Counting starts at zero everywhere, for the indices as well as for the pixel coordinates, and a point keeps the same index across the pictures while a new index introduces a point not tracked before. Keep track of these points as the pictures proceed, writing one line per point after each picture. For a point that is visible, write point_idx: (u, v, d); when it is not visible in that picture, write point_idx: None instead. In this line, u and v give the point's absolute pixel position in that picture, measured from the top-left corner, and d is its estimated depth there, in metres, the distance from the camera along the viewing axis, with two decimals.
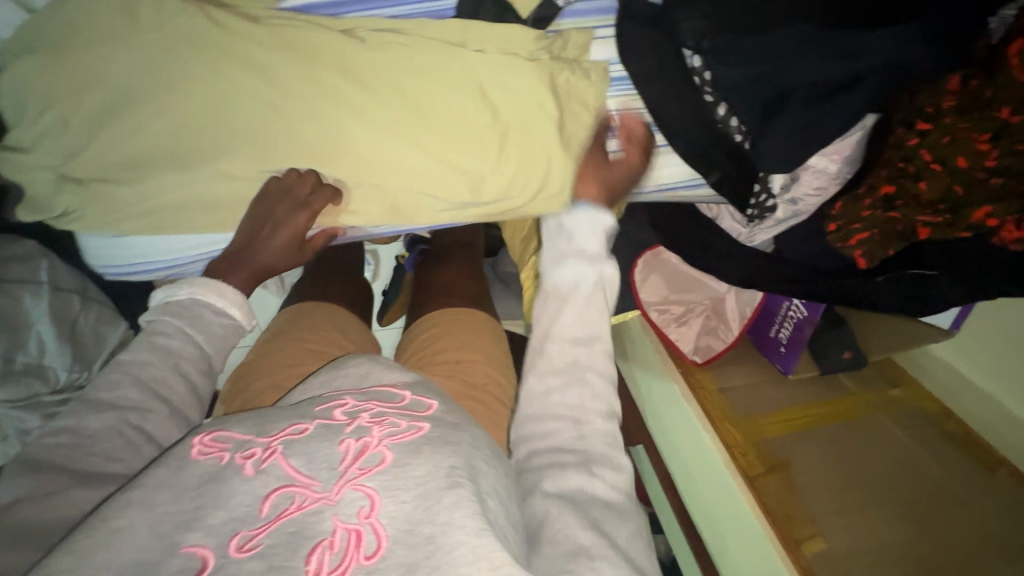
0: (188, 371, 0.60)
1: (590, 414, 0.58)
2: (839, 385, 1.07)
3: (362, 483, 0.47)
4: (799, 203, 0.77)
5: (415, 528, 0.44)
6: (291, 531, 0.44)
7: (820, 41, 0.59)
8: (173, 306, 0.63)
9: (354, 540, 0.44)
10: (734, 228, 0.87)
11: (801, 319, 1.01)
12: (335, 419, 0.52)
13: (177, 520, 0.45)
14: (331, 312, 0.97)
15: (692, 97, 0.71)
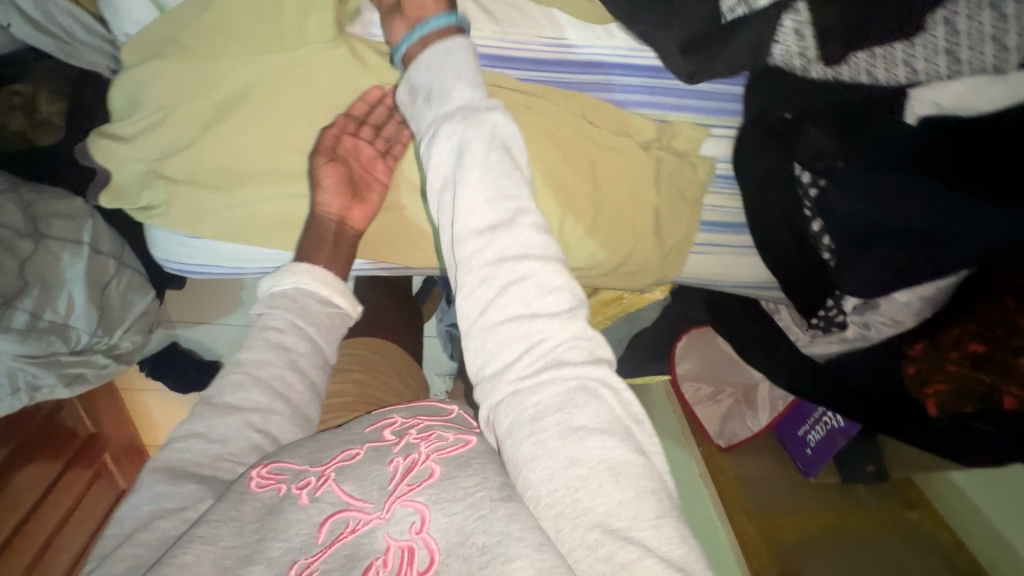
0: (305, 369, 0.63)
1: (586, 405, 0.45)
2: (856, 497, 1.07)
3: (412, 498, 0.44)
4: (870, 328, 0.75)
5: (466, 541, 0.40)
6: (346, 555, 0.43)
7: (944, 193, 0.57)
8: (282, 298, 0.64)
9: (405, 557, 0.41)
10: (792, 330, 0.87)
11: (835, 428, 1.00)
12: (384, 441, 0.51)
13: (238, 554, 0.45)
14: (394, 349, 1.04)
15: (790, 210, 0.70)
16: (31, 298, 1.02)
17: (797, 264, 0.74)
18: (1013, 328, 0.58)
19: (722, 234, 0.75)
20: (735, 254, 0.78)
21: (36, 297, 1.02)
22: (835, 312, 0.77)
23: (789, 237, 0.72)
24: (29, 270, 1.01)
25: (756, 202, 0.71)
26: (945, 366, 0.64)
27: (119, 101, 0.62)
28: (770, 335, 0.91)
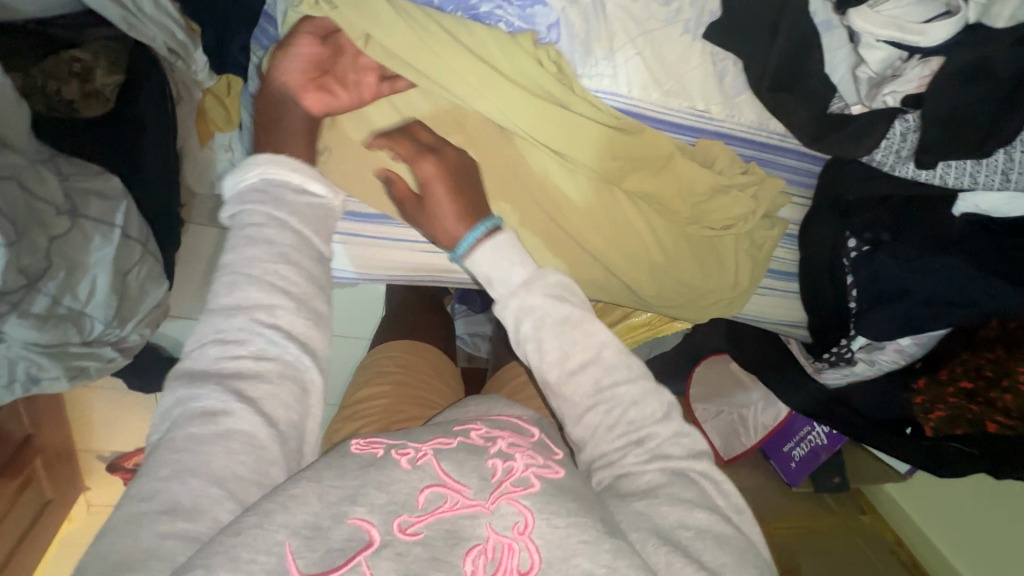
0: (297, 262, 0.61)
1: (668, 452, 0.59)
2: (825, 504, 1.28)
3: (515, 499, 0.53)
4: (875, 363, 0.94)
5: (568, 560, 0.50)
6: (448, 529, 0.50)
7: (970, 281, 0.75)
8: (248, 191, 0.63)
9: (506, 550, 0.50)
10: (802, 358, 1.05)
11: (818, 445, 1.20)
12: (476, 441, 0.59)
13: (343, 497, 0.50)
14: (423, 347, 0.99)
15: (834, 265, 0.87)
16: (55, 281, 0.92)
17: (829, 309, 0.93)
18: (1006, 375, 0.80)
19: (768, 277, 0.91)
20: (782, 297, 0.94)
21: (59, 282, 0.92)
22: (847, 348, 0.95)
23: (829, 289, 0.90)
24: (57, 250, 0.91)
25: (809, 257, 0.88)
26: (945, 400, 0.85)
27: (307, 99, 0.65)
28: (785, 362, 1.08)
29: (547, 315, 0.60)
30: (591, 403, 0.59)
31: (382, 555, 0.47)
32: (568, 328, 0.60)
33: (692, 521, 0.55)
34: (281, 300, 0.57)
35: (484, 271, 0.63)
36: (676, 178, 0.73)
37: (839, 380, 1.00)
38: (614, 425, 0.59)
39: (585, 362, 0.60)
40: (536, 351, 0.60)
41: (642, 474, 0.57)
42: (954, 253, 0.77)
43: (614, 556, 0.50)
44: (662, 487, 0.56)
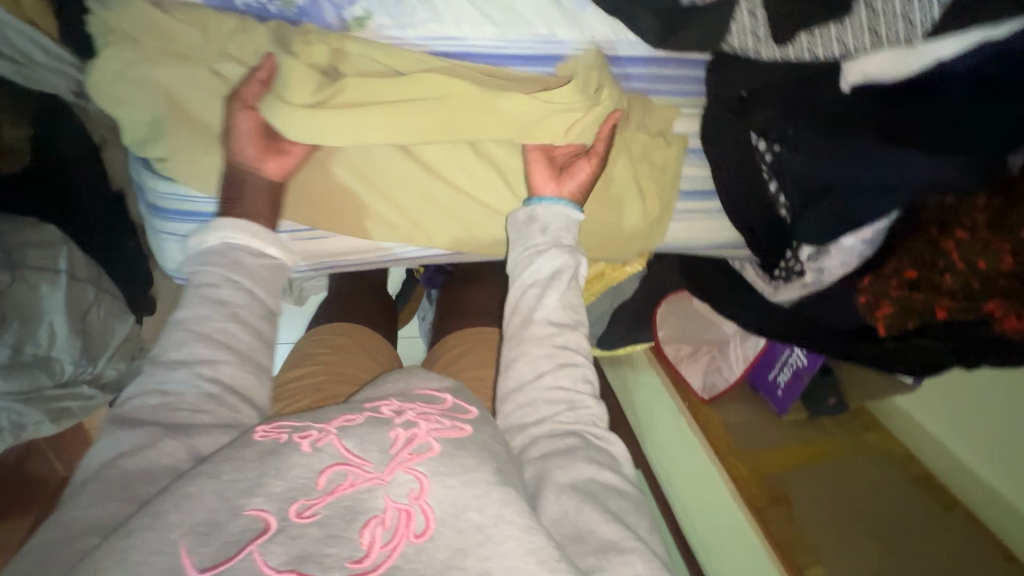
0: (248, 317, 0.63)
1: (607, 434, 0.67)
2: (823, 428, 1.21)
3: (412, 466, 0.55)
4: (824, 272, 0.88)
5: (460, 516, 0.53)
6: (346, 505, 0.52)
7: (880, 152, 0.67)
8: (212, 255, 0.64)
9: (404, 518, 0.51)
10: (760, 284, 0.98)
11: (801, 367, 1.13)
12: (383, 414, 0.61)
13: (240, 485, 0.51)
14: (360, 331, 1.01)
15: (751, 173, 0.82)
16: (11, 332, 0.98)
17: (761, 221, 0.87)
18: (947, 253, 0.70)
19: (682, 200, 0.86)
20: (707, 219, 0.89)
21: (15, 332, 0.98)
22: (795, 262, 0.88)
23: (754, 200, 0.84)
24: (4, 303, 0.97)
25: (727, 171, 0.82)
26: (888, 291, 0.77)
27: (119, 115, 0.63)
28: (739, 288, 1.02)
29: (562, 274, 0.71)
30: (552, 352, 0.68)
31: (275, 539, 0.48)
32: (568, 298, 0.71)
33: (622, 509, 0.60)
34: (225, 350, 0.60)
35: (549, 222, 0.72)
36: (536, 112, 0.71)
37: (795, 296, 0.93)
38: (553, 388, 0.66)
39: (562, 326, 0.70)
40: (532, 300, 0.70)
41: (564, 438, 0.63)
42: (864, 130, 0.69)
43: (501, 505, 0.54)
44: (580, 451, 0.62)
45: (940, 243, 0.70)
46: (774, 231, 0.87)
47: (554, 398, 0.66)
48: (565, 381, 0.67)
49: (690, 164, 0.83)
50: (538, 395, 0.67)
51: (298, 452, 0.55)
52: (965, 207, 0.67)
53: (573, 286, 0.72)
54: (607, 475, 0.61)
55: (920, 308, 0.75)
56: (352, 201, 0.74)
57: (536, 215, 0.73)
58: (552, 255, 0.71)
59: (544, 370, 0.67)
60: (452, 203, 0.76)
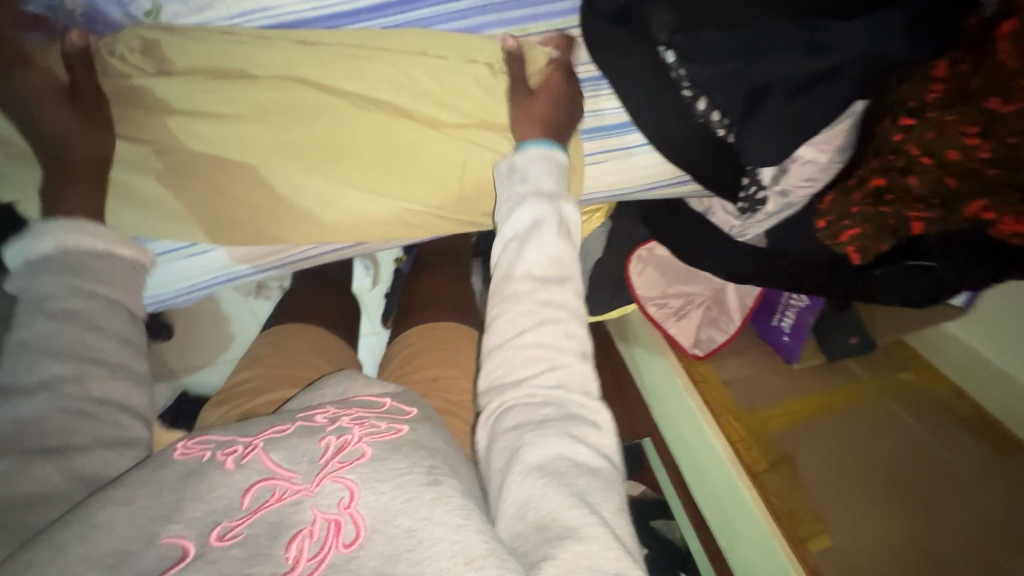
0: (108, 328, 0.55)
1: (565, 350, 0.57)
2: (848, 372, 1.03)
3: (342, 474, 0.48)
4: (790, 195, 0.73)
5: (391, 521, 0.45)
6: (270, 521, 0.45)
7: (790, 40, 0.62)
8: (48, 265, 0.55)
9: (333, 528, 0.45)
10: (727, 221, 0.83)
11: (804, 307, 0.99)
12: (316, 422, 0.54)
13: (154, 513, 0.45)
14: (317, 336, 0.95)
15: (672, 92, 0.67)
16: None
17: (705, 146, 0.69)
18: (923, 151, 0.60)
19: (606, 138, 0.72)
20: (648, 152, 0.74)
21: None
22: (754, 189, 0.74)
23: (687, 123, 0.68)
24: None
25: (641, 94, 0.66)
26: (852, 211, 0.66)
27: None
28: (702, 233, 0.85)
29: (544, 226, 0.61)
30: (536, 315, 0.58)
31: (191, 568, 0.41)
32: (552, 248, 0.60)
33: (588, 467, 0.51)
34: (92, 365, 0.52)
35: (529, 170, 0.63)
36: (388, 79, 0.65)
37: (762, 231, 0.81)
38: (538, 377, 0.56)
39: (545, 281, 0.59)
40: (511, 257, 0.60)
41: (541, 407, 0.54)
42: (765, 17, 0.65)
43: (433, 505, 0.46)
44: (557, 424, 0.53)
45: (892, 137, 0.62)
46: (724, 157, 0.70)
47: (514, 321, 0.58)
48: (535, 344, 0.57)
49: (600, 97, 0.71)
50: (498, 324, 0.58)
51: (218, 471, 0.49)
52: (910, 86, 0.62)
53: (561, 231, 0.61)
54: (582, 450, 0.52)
55: (892, 222, 0.64)
56: (218, 199, 0.65)
57: (517, 166, 0.64)
58: (527, 205, 0.61)
59: (523, 327, 0.57)
60: (323, 197, 0.66)
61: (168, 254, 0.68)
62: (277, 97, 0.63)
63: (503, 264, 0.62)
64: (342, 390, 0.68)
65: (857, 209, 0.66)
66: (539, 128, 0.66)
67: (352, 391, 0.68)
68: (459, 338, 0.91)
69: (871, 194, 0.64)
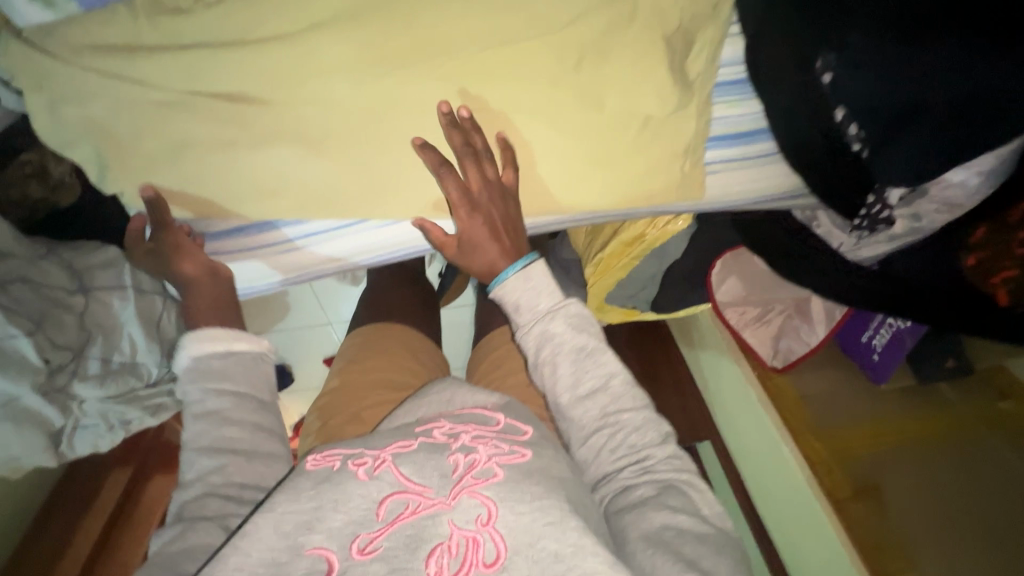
0: (242, 419, 0.60)
1: (648, 445, 0.59)
2: (938, 398, 0.97)
3: (477, 490, 0.50)
4: (922, 219, 0.68)
5: (535, 544, 0.47)
6: (409, 534, 0.47)
7: (979, 60, 0.53)
8: (196, 364, 0.63)
9: (471, 545, 0.47)
10: (835, 235, 0.77)
11: (900, 329, 0.92)
12: (437, 439, 0.55)
13: (300, 521, 0.48)
14: (409, 335, 0.95)
15: (817, 103, 0.60)
16: None
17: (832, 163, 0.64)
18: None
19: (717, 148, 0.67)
20: (767, 166, 0.70)
21: None
22: (879, 208, 0.68)
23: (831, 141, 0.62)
24: None
25: (775, 103, 0.64)
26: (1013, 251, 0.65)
27: (54, 126, 0.59)
28: (810, 251, 0.80)
29: (569, 345, 0.61)
30: (598, 426, 0.59)
31: None
32: (583, 358, 0.61)
33: (675, 526, 0.53)
34: (234, 454, 0.57)
35: (519, 298, 0.63)
36: (510, 76, 0.58)
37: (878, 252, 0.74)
38: (616, 453, 0.59)
39: (593, 391, 0.60)
40: (553, 379, 0.61)
41: (637, 488, 0.57)
42: (950, 31, 0.53)
43: (581, 535, 0.47)
44: (652, 499, 0.55)
45: None
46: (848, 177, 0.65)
47: (591, 441, 0.59)
48: (604, 434, 0.59)
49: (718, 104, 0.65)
50: (574, 445, 0.61)
51: (354, 481, 0.51)
52: None
53: (589, 334, 0.62)
54: (682, 517, 0.54)
55: None
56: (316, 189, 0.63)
57: (517, 300, 0.63)
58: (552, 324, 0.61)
59: (581, 400, 0.60)
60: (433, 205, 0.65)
61: (271, 246, 0.69)
62: (395, 96, 0.58)
63: (549, 390, 0.62)
64: (454, 390, 0.70)
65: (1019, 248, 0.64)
66: (515, 243, 0.65)
67: (463, 394, 0.69)
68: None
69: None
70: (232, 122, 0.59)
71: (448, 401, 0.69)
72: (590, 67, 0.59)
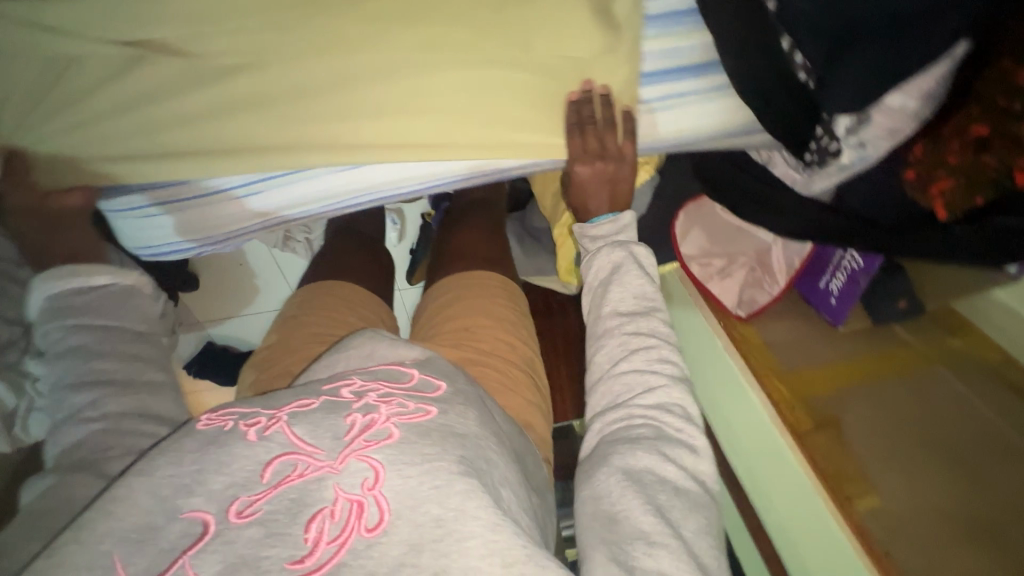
0: (118, 353, 0.71)
1: (661, 382, 0.69)
2: (892, 338, 1.02)
3: (366, 454, 0.54)
4: (867, 146, 0.70)
5: (416, 509, 0.52)
6: (293, 498, 0.51)
7: None
8: (59, 294, 0.75)
9: (355, 510, 0.51)
10: (791, 176, 0.80)
11: (855, 270, 0.95)
12: (342, 398, 0.61)
13: (179, 484, 0.52)
14: (350, 289, 0.93)
15: (764, 28, 0.63)
16: None
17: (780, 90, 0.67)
18: (1019, 92, 0.57)
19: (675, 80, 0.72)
20: (723, 100, 0.73)
21: None
22: (827, 139, 0.70)
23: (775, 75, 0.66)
24: None
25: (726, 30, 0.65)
26: (947, 161, 0.65)
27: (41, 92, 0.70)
28: (769, 190, 0.83)
29: (624, 270, 0.77)
30: (628, 343, 0.72)
31: (210, 547, 0.48)
32: (634, 286, 0.76)
33: (658, 474, 0.62)
34: (110, 388, 0.68)
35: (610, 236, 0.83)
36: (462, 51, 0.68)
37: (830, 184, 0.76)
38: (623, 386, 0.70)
39: (631, 315, 0.74)
40: (603, 297, 0.77)
41: (637, 427, 0.66)
42: None
43: (463, 500, 0.52)
44: (648, 440, 0.64)
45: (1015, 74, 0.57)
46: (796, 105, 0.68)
47: (611, 356, 0.72)
48: (625, 350, 0.72)
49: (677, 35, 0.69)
50: (598, 354, 0.74)
51: (243, 442, 0.55)
52: None
53: (639, 268, 0.77)
54: (670, 467, 0.62)
55: (993, 176, 0.62)
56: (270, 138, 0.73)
57: (595, 232, 0.83)
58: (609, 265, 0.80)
59: (614, 321, 0.74)
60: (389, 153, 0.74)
61: (229, 191, 0.78)
62: (361, 61, 0.68)
63: (595, 308, 0.78)
64: (373, 346, 0.73)
65: (954, 157, 0.64)
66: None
67: (382, 351, 0.72)
68: (492, 289, 0.89)
69: (973, 142, 0.62)
70: (232, 81, 0.68)
71: (366, 359, 0.71)
72: (540, 35, 0.68)
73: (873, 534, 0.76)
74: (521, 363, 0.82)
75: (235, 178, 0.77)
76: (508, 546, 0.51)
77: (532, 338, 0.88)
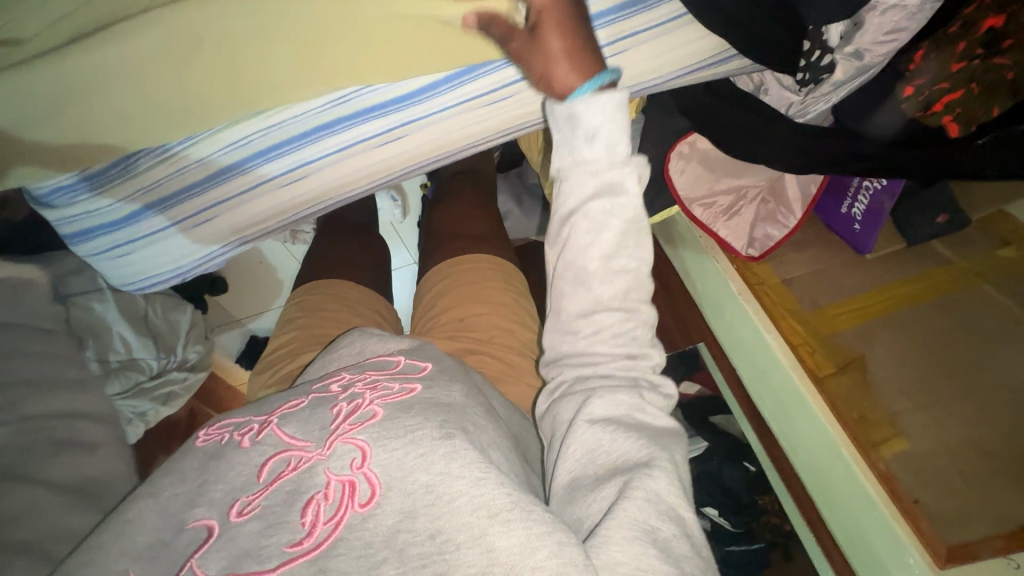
0: None
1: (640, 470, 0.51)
2: (933, 255, 0.89)
3: (352, 437, 0.52)
4: (866, 55, 0.59)
5: (405, 479, 0.48)
6: (290, 488, 0.50)
7: None
8: None
9: (347, 489, 0.49)
10: (786, 97, 0.69)
11: (879, 191, 0.84)
12: (329, 392, 0.60)
13: (184, 500, 0.51)
14: (341, 286, 0.91)
15: None
16: (91, 349, 1.12)
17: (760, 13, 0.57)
18: None
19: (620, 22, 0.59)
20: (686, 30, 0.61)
21: (94, 347, 1.12)
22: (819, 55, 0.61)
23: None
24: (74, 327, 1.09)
25: None
26: (950, 71, 0.62)
27: None
28: (755, 118, 0.71)
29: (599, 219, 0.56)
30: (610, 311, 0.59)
31: (216, 546, 0.46)
32: (611, 161, 0.56)
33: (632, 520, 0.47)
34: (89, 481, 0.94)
35: (599, 125, 0.55)
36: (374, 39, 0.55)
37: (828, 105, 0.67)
38: (625, 399, 0.57)
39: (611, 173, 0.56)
40: (579, 235, 0.57)
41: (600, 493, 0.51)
42: None
43: (449, 464, 0.49)
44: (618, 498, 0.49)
45: None
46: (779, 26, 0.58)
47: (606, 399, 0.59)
48: (610, 286, 0.59)
49: None
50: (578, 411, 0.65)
51: (238, 450, 0.55)
52: None
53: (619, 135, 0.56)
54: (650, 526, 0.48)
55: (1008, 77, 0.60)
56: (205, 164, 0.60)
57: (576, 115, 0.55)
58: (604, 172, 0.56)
59: (599, 267, 0.58)
60: (341, 147, 0.66)
61: (180, 223, 0.70)
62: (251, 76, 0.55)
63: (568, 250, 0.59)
64: (363, 338, 0.71)
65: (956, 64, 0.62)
66: (584, 59, 0.55)
67: (373, 343, 0.70)
68: (481, 268, 0.83)
69: (984, 38, 0.61)
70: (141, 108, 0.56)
71: (358, 351, 0.70)
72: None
73: (900, 482, 0.72)
74: (519, 346, 0.79)
75: (184, 208, 0.68)
76: (494, 499, 0.47)
77: (532, 318, 0.83)
